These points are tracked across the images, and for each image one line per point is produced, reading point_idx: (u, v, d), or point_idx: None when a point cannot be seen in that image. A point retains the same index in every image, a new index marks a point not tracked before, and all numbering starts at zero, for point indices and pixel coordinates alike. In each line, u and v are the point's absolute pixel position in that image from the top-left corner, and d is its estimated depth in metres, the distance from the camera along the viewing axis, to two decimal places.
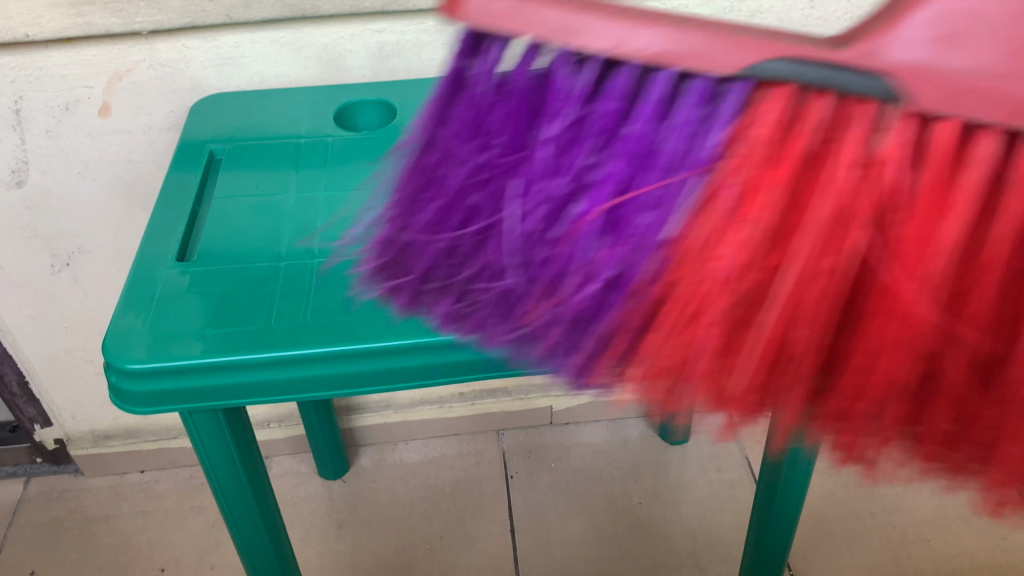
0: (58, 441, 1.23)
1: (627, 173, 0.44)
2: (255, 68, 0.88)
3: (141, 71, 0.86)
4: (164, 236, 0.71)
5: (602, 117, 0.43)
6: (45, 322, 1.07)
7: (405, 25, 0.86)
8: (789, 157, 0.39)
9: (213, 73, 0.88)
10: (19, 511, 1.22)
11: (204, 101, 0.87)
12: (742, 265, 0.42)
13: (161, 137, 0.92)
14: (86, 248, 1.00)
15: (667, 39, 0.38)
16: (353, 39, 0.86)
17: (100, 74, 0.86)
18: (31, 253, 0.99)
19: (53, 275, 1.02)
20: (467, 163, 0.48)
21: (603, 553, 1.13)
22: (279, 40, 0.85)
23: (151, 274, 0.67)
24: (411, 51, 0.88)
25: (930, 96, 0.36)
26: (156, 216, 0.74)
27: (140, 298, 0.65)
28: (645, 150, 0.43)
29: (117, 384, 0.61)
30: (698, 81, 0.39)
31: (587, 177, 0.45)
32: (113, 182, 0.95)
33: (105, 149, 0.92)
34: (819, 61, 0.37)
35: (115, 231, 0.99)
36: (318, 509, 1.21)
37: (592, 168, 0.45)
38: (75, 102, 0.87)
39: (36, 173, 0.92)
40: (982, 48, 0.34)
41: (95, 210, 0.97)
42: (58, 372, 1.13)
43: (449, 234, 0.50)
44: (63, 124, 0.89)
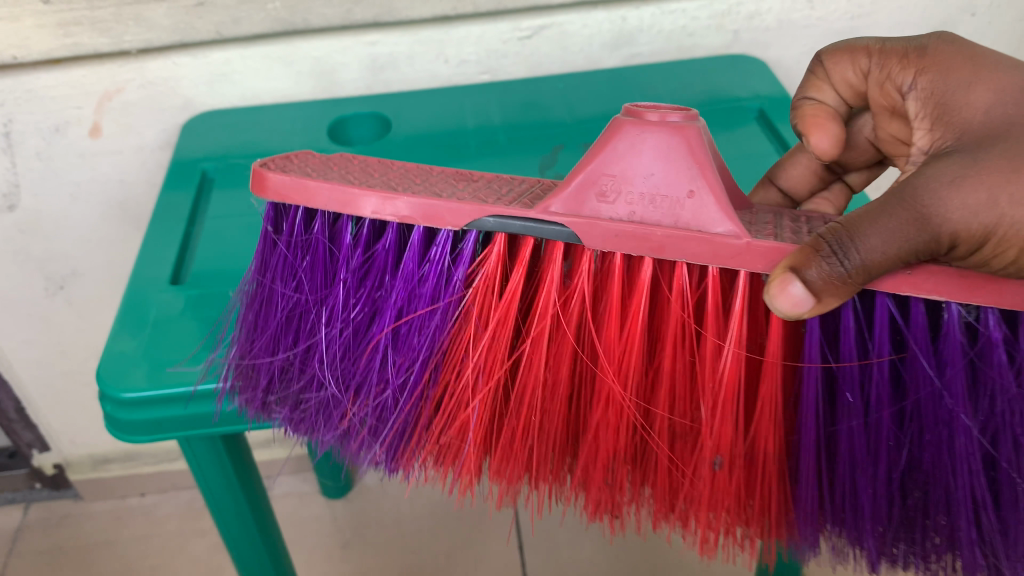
0: (57, 466, 1.21)
1: (434, 293, 0.56)
2: (246, 84, 0.86)
3: (130, 91, 0.85)
4: (157, 258, 0.70)
5: (380, 267, 0.57)
6: (41, 346, 1.05)
7: (397, 37, 0.84)
8: (511, 291, 0.55)
9: (204, 90, 0.86)
10: (18, 538, 1.20)
11: (195, 119, 0.87)
12: (494, 361, 0.56)
13: (154, 157, 0.90)
14: (79, 270, 0.98)
15: (413, 202, 0.49)
16: (346, 52, 0.84)
17: (90, 94, 0.84)
18: (24, 276, 0.97)
19: (48, 298, 1.00)
20: (280, 299, 0.60)
21: (613, 568, 1.12)
22: (270, 55, 0.84)
23: (144, 299, 0.65)
24: (405, 63, 0.86)
25: (600, 241, 0.47)
26: (148, 238, 0.72)
27: (134, 324, 0.63)
28: (443, 289, 0.56)
29: (112, 414, 0.59)
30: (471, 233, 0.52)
31: (418, 322, 0.58)
32: (106, 204, 0.93)
33: (97, 170, 0.90)
34: (517, 216, 0.48)
35: (109, 253, 0.98)
36: (322, 530, 1.20)
37: (409, 305, 0.57)
38: (65, 124, 0.86)
39: (27, 196, 0.91)
40: (616, 201, 0.47)
41: (87, 232, 0.95)
42: (55, 396, 1.11)
43: (283, 353, 0.60)
44: (53, 146, 0.88)
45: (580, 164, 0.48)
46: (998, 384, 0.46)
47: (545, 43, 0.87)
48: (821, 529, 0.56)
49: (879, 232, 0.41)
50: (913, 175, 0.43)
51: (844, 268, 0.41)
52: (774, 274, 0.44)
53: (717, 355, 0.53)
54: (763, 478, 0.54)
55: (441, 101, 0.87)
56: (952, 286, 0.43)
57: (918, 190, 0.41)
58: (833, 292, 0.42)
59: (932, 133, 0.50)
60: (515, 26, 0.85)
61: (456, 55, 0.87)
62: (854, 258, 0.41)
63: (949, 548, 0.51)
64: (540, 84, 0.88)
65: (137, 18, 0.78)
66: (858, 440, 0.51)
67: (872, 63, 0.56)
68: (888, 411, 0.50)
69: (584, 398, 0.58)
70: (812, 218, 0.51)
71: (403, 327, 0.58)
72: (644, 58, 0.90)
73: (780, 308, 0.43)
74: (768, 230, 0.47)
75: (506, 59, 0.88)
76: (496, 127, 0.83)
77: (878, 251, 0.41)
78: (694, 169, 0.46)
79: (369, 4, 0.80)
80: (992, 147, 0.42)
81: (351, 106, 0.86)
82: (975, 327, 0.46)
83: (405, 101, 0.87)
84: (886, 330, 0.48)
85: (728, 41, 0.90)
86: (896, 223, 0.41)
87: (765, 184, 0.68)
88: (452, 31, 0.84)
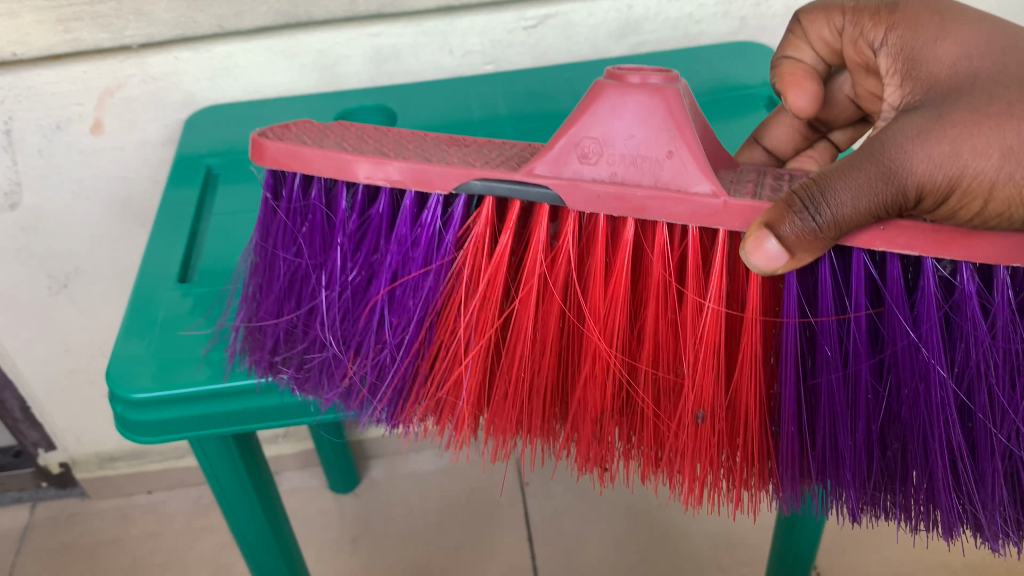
0: (63, 465, 1.20)
1: (426, 256, 0.57)
2: (249, 78, 0.85)
3: (132, 87, 0.84)
4: (164, 253, 0.69)
5: (377, 226, 0.58)
6: (45, 345, 1.04)
7: (401, 28, 0.83)
8: (501, 250, 0.56)
9: (206, 85, 0.85)
10: (26, 537, 1.19)
11: (198, 114, 0.86)
12: (485, 320, 0.58)
13: (156, 152, 0.89)
14: (83, 268, 0.98)
15: (405, 165, 0.51)
16: (350, 44, 0.83)
17: (91, 91, 0.83)
18: (27, 275, 0.97)
19: (51, 297, 0.99)
20: (281, 263, 0.60)
21: (624, 558, 1.11)
22: (273, 48, 0.83)
23: (152, 296, 0.65)
24: (409, 54, 0.86)
25: (578, 201, 0.50)
26: (154, 234, 0.71)
27: (142, 323, 0.62)
28: (435, 251, 0.57)
29: (122, 415, 0.58)
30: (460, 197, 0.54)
31: (412, 284, 0.58)
32: (109, 201, 0.92)
33: (99, 167, 0.89)
34: (502, 179, 0.50)
35: (113, 250, 0.97)
36: (331, 524, 1.19)
37: (401, 268, 0.58)
38: (67, 120, 0.85)
39: (29, 194, 0.90)
40: (599, 163, 0.49)
41: (91, 230, 0.94)
42: (60, 395, 1.11)
43: (287, 315, 0.61)
44: (55, 143, 0.87)
45: (565, 127, 0.50)
46: (968, 336, 0.50)
47: (550, 32, 0.86)
48: (804, 480, 0.58)
49: (848, 187, 0.43)
50: (882, 130, 0.46)
51: (814, 225, 0.43)
52: (749, 230, 0.46)
53: (700, 310, 0.55)
54: (745, 429, 0.57)
55: (446, 93, 0.86)
56: (923, 238, 0.45)
57: (887, 147, 0.44)
58: (806, 247, 0.44)
59: (903, 88, 0.52)
60: (520, 16, 0.84)
61: (460, 46, 0.86)
62: (824, 212, 0.43)
63: (925, 492, 0.55)
64: (546, 74, 0.87)
65: (137, 12, 0.77)
66: (838, 395, 0.54)
67: (846, 22, 0.59)
68: (866, 364, 0.52)
69: (571, 353, 0.60)
70: (792, 174, 0.53)
71: (399, 287, 0.59)
72: (650, 45, 0.89)
73: (757, 263, 0.45)
74: (746, 187, 0.50)
75: (510, 49, 0.87)
76: (502, 118, 0.82)
77: (848, 204, 0.43)
78: (672, 133, 0.48)
79: None
80: (955, 104, 0.46)
81: (355, 98, 0.85)
82: (950, 283, 0.50)
83: (410, 94, 0.85)
84: (862, 286, 0.51)
85: (735, 28, 0.89)
86: (863, 177, 0.43)
87: (750, 145, 0.70)
88: (457, 21, 0.83)
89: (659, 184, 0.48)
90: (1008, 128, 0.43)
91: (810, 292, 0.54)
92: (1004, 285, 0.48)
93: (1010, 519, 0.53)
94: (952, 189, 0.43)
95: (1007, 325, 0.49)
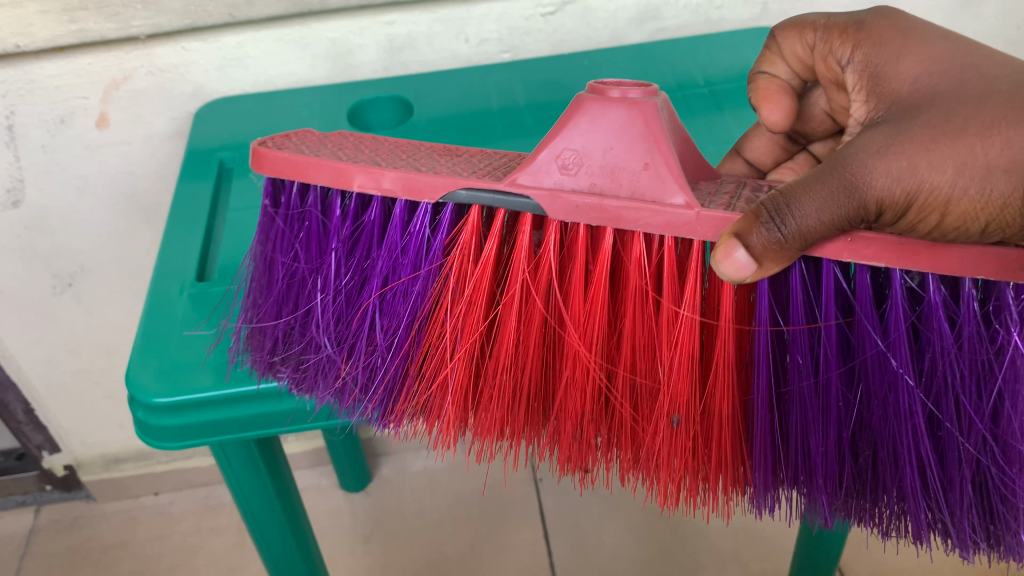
0: (68, 468, 1.18)
1: (416, 261, 0.56)
2: (259, 68, 0.83)
3: (138, 79, 0.81)
4: (182, 249, 0.67)
5: (369, 231, 0.56)
6: (49, 345, 1.02)
7: (416, 16, 0.81)
8: (486, 263, 0.54)
9: (215, 76, 0.83)
10: (31, 541, 1.17)
11: (208, 107, 0.83)
12: (470, 323, 0.55)
13: (163, 147, 0.87)
14: (88, 266, 0.95)
15: (395, 175, 0.49)
16: (363, 32, 0.81)
17: (96, 83, 0.80)
18: (31, 274, 0.94)
19: (55, 296, 0.97)
20: (279, 266, 0.58)
21: (642, 555, 1.10)
22: (284, 38, 0.80)
23: (169, 295, 0.62)
24: (424, 43, 0.83)
25: (562, 213, 0.48)
26: (169, 229, 0.69)
27: (160, 323, 0.60)
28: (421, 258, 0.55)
29: (143, 421, 0.56)
30: (448, 206, 0.53)
31: (402, 289, 0.57)
32: (114, 197, 0.90)
33: (105, 162, 0.87)
34: (487, 189, 0.48)
35: (119, 248, 0.94)
36: (342, 524, 1.17)
37: (392, 273, 0.57)
38: (71, 114, 0.82)
39: (33, 191, 0.88)
40: (578, 174, 0.48)
41: (96, 228, 0.92)
42: (65, 397, 1.08)
43: (286, 317, 0.58)
44: (59, 138, 0.84)
45: (547, 137, 0.49)
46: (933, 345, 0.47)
47: (568, 19, 0.84)
48: (776, 488, 0.56)
49: (813, 199, 0.41)
50: (843, 146, 0.44)
51: (780, 237, 0.41)
52: (720, 238, 0.44)
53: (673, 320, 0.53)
54: (716, 435, 0.54)
55: (463, 82, 0.83)
56: (892, 252, 0.43)
57: (847, 162, 0.42)
58: (775, 257, 0.42)
59: (867, 107, 0.51)
60: (538, 2, 0.82)
61: (477, 34, 0.84)
62: (790, 224, 0.41)
63: (897, 501, 0.52)
64: (565, 62, 0.85)
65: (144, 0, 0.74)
66: (809, 404, 0.51)
67: (817, 37, 0.57)
68: (837, 373, 0.50)
69: (553, 361, 0.58)
70: (770, 184, 0.51)
71: (389, 291, 0.57)
72: (669, 32, 0.87)
73: (725, 272, 0.44)
74: (720, 198, 0.48)
75: (528, 36, 0.85)
76: (521, 107, 0.80)
77: (813, 216, 0.41)
78: (648, 143, 0.47)
79: None
80: (914, 120, 0.43)
81: (366, 88, 0.83)
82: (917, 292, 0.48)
83: (425, 84, 0.83)
84: (832, 296, 0.49)
85: (757, 13, 0.87)
86: (828, 190, 0.42)
87: (732, 156, 0.69)
88: (474, 8, 0.81)
89: (636, 194, 0.47)
90: (965, 144, 0.41)
91: (783, 302, 0.52)
92: (971, 296, 0.45)
93: (979, 528, 0.50)
94: (909, 203, 0.42)
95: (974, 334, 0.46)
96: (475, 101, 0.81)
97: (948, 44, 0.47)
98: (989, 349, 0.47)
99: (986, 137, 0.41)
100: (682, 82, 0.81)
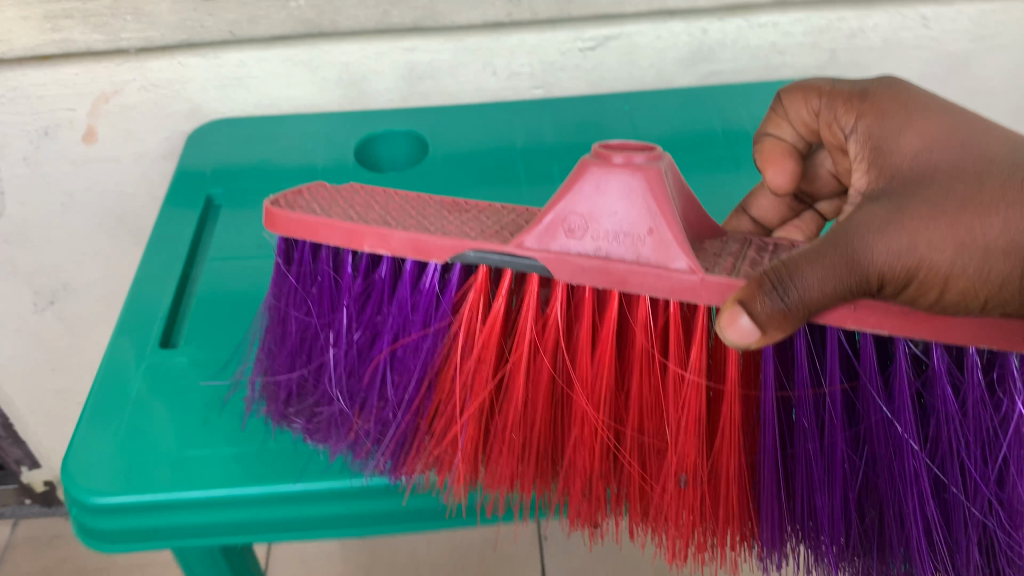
0: (48, 484, 1.12)
1: (425, 317, 0.48)
2: (263, 90, 0.75)
3: (130, 93, 0.73)
4: (151, 308, 0.58)
5: (381, 289, 0.48)
6: (29, 362, 0.95)
7: (440, 44, 0.72)
8: (495, 319, 0.46)
9: (215, 95, 0.75)
10: (5, 558, 1.11)
11: (202, 128, 0.76)
12: (479, 381, 0.47)
13: (156, 166, 0.79)
14: (72, 285, 0.88)
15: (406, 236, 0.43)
16: (380, 58, 0.72)
17: (83, 96, 0.73)
18: (11, 290, 0.87)
19: (37, 313, 0.90)
20: (292, 320, 0.51)
21: None
22: (291, 59, 0.72)
23: (126, 368, 0.54)
24: (447, 72, 0.74)
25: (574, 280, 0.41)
26: (139, 283, 0.60)
27: (110, 402, 0.51)
28: (433, 314, 0.47)
29: (78, 521, 0.47)
30: (454, 266, 0.45)
31: (412, 345, 0.49)
32: (101, 215, 0.82)
33: (92, 179, 0.79)
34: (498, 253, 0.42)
35: (106, 269, 0.87)
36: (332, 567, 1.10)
37: (403, 328, 0.49)
38: (56, 126, 0.75)
39: (13, 205, 0.80)
40: (586, 239, 0.41)
41: (81, 246, 0.85)
42: (46, 415, 1.02)
43: (299, 369, 0.51)
44: (43, 151, 0.77)
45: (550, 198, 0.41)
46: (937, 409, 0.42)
47: (610, 56, 0.75)
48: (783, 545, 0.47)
49: (812, 271, 0.36)
50: (843, 215, 0.39)
51: (782, 306, 0.36)
52: (725, 302, 0.38)
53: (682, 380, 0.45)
54: (724, 501, 0.46)
55: (487, 120, 0.75)
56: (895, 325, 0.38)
57: (846, 232, 0.37)
58: (783, 329, 0.36)
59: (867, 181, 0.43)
60: (577, 36, 0.72)
61: (506, 66, 0.75)
62: (791, 295, 0.36)
63: (904, 562, 0.45)
64: (603, 104, 0.76)
65: (135, 12, 0.67)
66: (815, 466, 0.44)
67: (823, 105, 0.48)
68: (843, 437, 0.43)
69: (561, 427, 0.49)
70: (776, 241, 0.43)
71: (401, 348, 0.49)
72: (722, 77, 0.78)
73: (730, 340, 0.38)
74: (724, 261, 0.41)
75: (563, 72, 0.76)
76: (549, 147, 0.72)
77: (814, 288, 0.36)
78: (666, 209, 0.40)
79: (410, 6, 0.69)
80: (916, 194, 0.37)
81: (384, 119, 0.75)
82: (922, 357, 0.42)
83: (444, 120, 0.75)
84: (837, 360, 0.42)
85: (823, 61, 0.77)
86: (827, 263, 0.36)
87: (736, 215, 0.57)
88: (505, 39, 0.72)
89: (647, 255, 0.40)
90: (967, 222, 0.35)
91: (789, 363, 0.45)
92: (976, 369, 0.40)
93: None
94: (907, 280, 0.36)
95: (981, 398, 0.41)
96: (496, 145, 0.72)
97: (953, 117, 0.41)
98: (993, 418, 0.41)
99: (990, 216, 0.35)
100: (729, 129, 0.73)
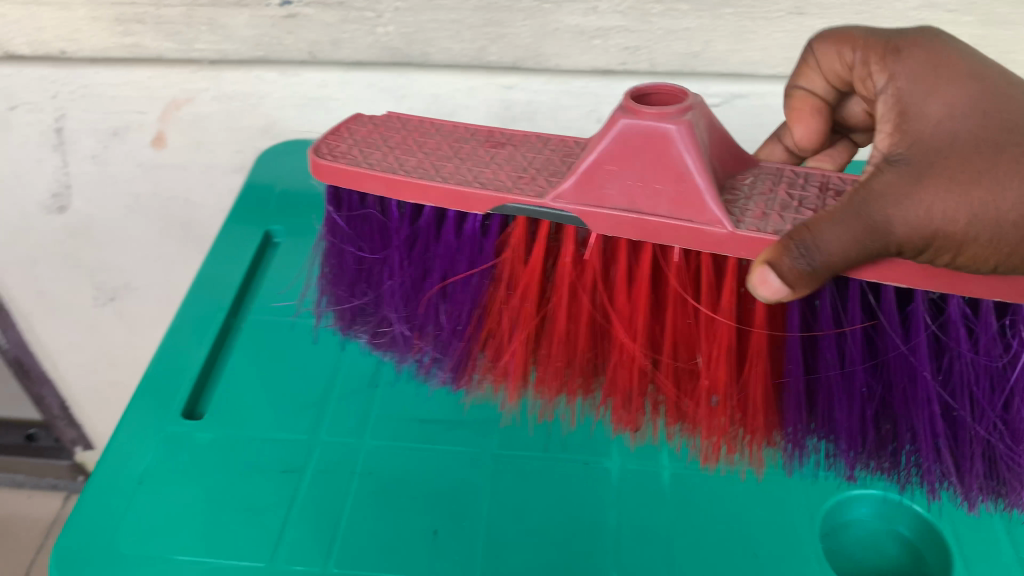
0: None
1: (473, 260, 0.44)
2: (344, 114, 0.68)
3: (204, 102, 0.67)
4: (175, 370, 0.52)
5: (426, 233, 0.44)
6: (89, 350, 0.92)
7: (541, 83, 0.63)
8: (536, 259, 0.43)
9: (292, 113, 0.68)
10: (53, 532, 1.11)
11: (273, 148, 0.71)
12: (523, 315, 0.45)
13: (225, 179, 0.74)
14: (134, 284, 0.85)
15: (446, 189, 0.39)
16: (473, 93, 0.64)
17: (155, 100, 0.67)
18: (72, 282, 0.84)
19: (97, 306, 0.87)
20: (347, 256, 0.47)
21: None
22: (377, 84, 0.64)
23: (136, 442, 0.47)
24: (545, 115, 0.65)
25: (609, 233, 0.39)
26: (170, 337, 0.54)
27: (112, 484, 0.45)
28: (479, 254, 0.44)
29: None
30: (493, 215, 0.42)
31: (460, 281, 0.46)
32: (167, 219, 0.78)
33: (159, 183, 0.75)
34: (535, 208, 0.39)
35: (168, 272, 0.83)
36: None
37: (451, 267, 0.45)
38: (125, 128, 0.70)
39: (80, 201, 0.76)
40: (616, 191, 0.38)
41: (145, 247, 0.81)
42: (101, 403, 0.99)
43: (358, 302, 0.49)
44: (111, 150, 0.72)
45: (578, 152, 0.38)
46: (950, 349, 0.40)
47: (736, 115, 0.63)
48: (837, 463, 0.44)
49: (839, 229, 0.34)
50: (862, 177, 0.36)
51: (810, 265, 0.34)
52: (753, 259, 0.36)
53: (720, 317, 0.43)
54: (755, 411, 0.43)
55: None
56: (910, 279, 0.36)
57: (873, 195, 0.34)
58: (813, 287, 0.34)
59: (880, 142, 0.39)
60: (701, 90, 0.61)
61: None
62: (818, 258, 0.34)
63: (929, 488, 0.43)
64: None
65: (211, 23, 0.62)
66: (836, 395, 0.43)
67: (858, 58, 0.42)
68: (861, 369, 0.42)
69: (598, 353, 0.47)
70: (808, 171, 0.40)
71: (451, 286, 0.46)
72: None
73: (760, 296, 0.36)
74: (753, 206, 0.38)
75: None
76: None
77: (840, 250, 0.34)
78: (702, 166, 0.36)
79: (510, 44, 0.61)
80: (947, 152, 0.35)
81: None
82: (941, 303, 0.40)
83: None
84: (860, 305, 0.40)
85: None
86: (853, 223, 0.34)
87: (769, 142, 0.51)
88: (616, 86, 0.62)
89: (679, 208, 0.37)
90: (992, 182, 0.33)
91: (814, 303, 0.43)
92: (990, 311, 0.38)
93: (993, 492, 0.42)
94: (927, 245, 0.34)
95: (994, 338, 0.39)
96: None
97: (987, 79, 0.36)
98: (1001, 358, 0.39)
99: (1004, 185, 0.33)
100: None
